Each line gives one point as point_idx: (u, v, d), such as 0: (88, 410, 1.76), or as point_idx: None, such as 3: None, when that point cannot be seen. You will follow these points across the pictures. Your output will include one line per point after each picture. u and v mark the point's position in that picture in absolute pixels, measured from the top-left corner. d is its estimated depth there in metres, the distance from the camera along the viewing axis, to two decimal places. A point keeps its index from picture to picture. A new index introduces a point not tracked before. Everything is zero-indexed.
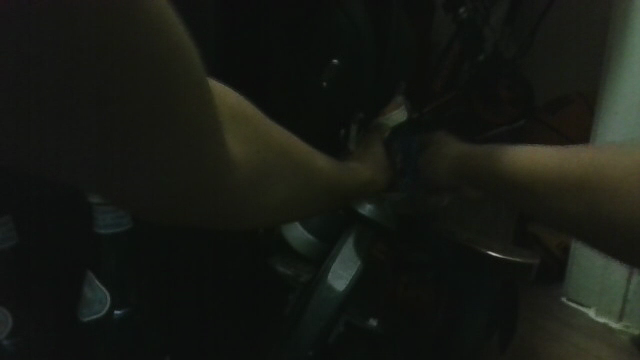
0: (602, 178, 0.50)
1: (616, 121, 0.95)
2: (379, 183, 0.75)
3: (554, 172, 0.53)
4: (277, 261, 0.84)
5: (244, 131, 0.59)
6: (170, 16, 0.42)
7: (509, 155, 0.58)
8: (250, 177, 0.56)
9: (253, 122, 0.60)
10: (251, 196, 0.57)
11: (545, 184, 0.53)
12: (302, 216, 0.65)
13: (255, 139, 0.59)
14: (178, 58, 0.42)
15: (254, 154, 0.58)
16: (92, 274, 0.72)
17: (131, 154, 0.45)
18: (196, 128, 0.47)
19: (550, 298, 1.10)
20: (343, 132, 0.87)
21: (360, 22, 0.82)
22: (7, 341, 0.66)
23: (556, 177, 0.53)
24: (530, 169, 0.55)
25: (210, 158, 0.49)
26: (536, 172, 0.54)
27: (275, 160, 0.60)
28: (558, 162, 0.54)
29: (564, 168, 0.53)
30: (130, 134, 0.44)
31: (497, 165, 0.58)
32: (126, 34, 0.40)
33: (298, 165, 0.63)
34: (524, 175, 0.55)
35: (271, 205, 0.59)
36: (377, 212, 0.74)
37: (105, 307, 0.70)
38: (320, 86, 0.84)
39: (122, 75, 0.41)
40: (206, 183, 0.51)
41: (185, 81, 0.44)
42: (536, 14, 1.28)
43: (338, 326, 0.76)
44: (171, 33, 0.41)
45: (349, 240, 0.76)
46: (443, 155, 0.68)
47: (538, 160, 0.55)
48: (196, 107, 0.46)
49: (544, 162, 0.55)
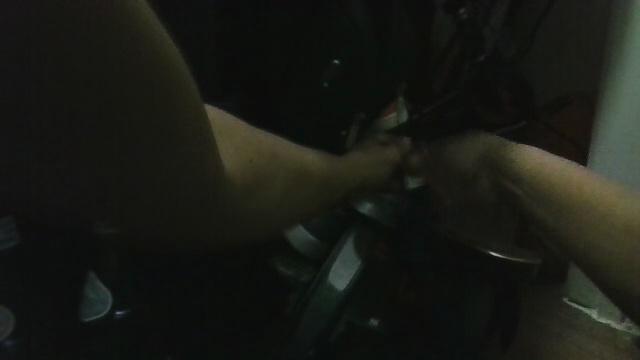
0: (625, 221, 0.63)
1: (618, 120, 0.94)
2: (379, 176, 0.79)
3: (587, 188, 0.67)
4: (278, 260, 0.87)
5: (242, 149, 0.62)
6: (162, 31, 0.42)
7: (540, 162, 0.71)
8: (245, 183, 0.59)
9: (240, 135, 0.64)
10: (246, 209, 0.59)
11: (587, 201, 0.66)
12: (300, 215, 0.67)
13: (245, 149, 0.62)
14: (164, 66, 0.42)
15: (255, 167, 0.61)
16: (93, 274, 0.68)
17: (126, 154, 0.45)
18: (199, 139, 0.48)
19: (551, 298, 1.09)
20: (344, 134, 0.86)
21: (360, 21, 0.80)
22: (8, 342, 0.62)
23: (607, 205, 0.65)
24: (559, 183, 0.69)
25: (205, 161, 0.50)
26: (574, 182, 0.68)
27: (274, 169, 0.63)
28: (590, 186, 0.67)
29: (604, 197, 0.65)
30: (122, 134, 0.44)
31: (537, 167, 0.71)
32: (124, 53, 0.40)
33: (295, 172, 0.66)
34: (549, 184, 0.70)
35: (267, 208, 0.61)
36: (376, 211, 0.76)
37: (106, 307, 0.65)
38: (321, 87, 0.83)
39: (111, 79, 0.41)
40: (205, 186, 0.52)
41: (174, 88, 0.43)
42: (536, 14, 1.29)
43: (339, 326, 0.75)
44: (154, 41, 0.41)
45: (349, 241, 0.74)
46: (465, 157, 0.76)
47: (567, 177, 0.69)
48: (185, 114, 0.46)
49: (582, 180, 0.68)
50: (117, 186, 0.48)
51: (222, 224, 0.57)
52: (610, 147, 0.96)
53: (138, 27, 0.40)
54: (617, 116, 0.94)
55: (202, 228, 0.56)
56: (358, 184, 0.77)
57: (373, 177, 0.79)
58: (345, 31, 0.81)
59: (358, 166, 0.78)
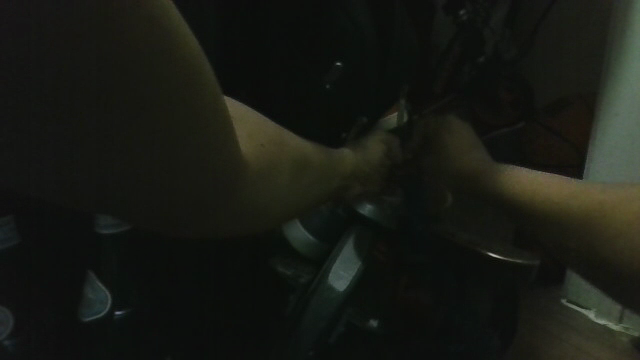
0: (584, 203, 0.54)
1: (617, 121, 0.95)
2: (373, 176, 0.77)
3: (546, 197, 0.57)
4: (277, 262, 0.87)
5: (257, 135, 0.62)
6: (173, 19, 0.43)
7: (515, 173, 0.62)
8: (259, 174, 0.59)
9: (253, 120, 0.63)
10: (250, 205, 0.58)
11: (543, 208, 0.57)
12: (300, 209, 0.67)
13: (259, 137, 0.62)
14: (171, 51, 0.43)
15: (263, 157, 0.60)
16: (94, 275, 0.71)
17: (131, 155, 0.45)
18: (204, 131, 0.48)
19: (549, 300, 1.10)
20: (345, 136, 0.91)
21: (361, 21, 0.82)
22: (7, 342, 0.64)
23: (563, 212, 0.55)
24: (529, 192, 0.59)
25: (214, 152, 0.50)
26: (537, 194, 0.58)
27: (282, 160, 0.63)
28: (579, 191, 0.56)
29: (555, 196, 0.57)
30: (123, 132, 0.44)
31: (516, 181, 0.61)
32: (132, 44, 0.40)
33: (298, 164, 0.65)
34: (529, 200, 0.58)
35: (274, 201, 0.61)
36: (377, 213, 0.75)
37: (105, 308, 0.69)
38: (323, 87, 0.84)
39: (113, 71, 0.40)
40: (210, 180, 0.52)
41: (180, 76, 0.44)
42: (536, 15, 1.29)
43: (339, 326, 0.75)
44: (162, 24, 0.42)
45: (349, 240, 0.75)
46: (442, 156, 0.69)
47: (531, 180, 0.60)
48: (193, 104, 0.46)
49: (545, 187, 0.58)
50: (118, 188, 0.47)
51: (227, 220, 0.57)
52: (612, 153, 0.96)
53: (141, 16, 0.40)
54: (618, 122, 0.95)
55: (204, 226, 0.56)
56: (350, 177, 0.74)
57: (366, 166, 0.77)
58: (347, 33, 0.82)
59: (347, 167, 0.73)
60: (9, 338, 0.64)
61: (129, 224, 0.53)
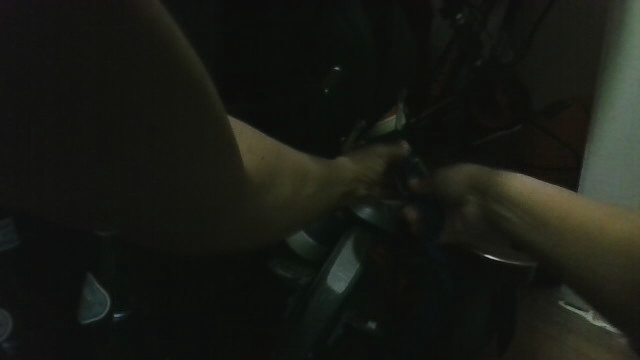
0: (621, 231, 0.58)
1: (617, 125, 0.92)
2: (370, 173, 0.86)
3: (572, 219, 0.62)
4: (277, 264, 0.87)
5: (260, 151, 0.66)
6: (165, 20, 0.42)
7: (536, 192, 0.68)
8: (261, 186, 0.63)
9: (252, 137, 0.68)
10: (254, 213, 0.62)
11: (569, 228, 0.62)
12: (302, 213, 0.69)
13: (258, 152, 0.66)
14: (162, 52, 0.43)
15: (265, 173, 0.64)
16: (93, 276, 0.67)
17: (127, 145, 0.47)
18: (198, 130, 0.49)
19: (547, 300, 1.11)
20: (343, 139, 0.92)
21: (359, 22, 0.83)
22: (7, 344, 0.62)
23: (584, 224, 0.61)
24: (546, 206, 0.65)
25: (211, 150, 0.52)
26: (560, 213, 0.64)
27: (286, 173, 0.67)
28: (614, 220, 0.60)
29: (588, 219, 0.61)
30: (115, 120, 0.45)
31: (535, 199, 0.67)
32: (112, 38, 0.40)
33: (298, 179, 0.70)
34: (545, 214, 0.65)
35: (281, 206, 0.65)
36: (376, 218, 0.76)
37: (104, 309, 0.64)
38: (321, 92, 0.85)
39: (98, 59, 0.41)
40: (204, 178, 0.53)
41: (170, 72, 0.44)
42: (535, 16, 1.30)
43: (338, 328, 0.71)
44: (151, 24, 0.41)
45: (349, 241, 0.75)
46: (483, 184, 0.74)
47: (556, 201, 0.65)
48: (190, 101, 0.47)
49: (571, 209, 0.64)
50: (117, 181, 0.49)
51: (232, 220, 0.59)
52: (613, 155, 0.93)
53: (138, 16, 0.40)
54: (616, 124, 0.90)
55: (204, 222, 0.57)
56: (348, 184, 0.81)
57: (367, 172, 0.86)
58: (346, 37, 0.83)
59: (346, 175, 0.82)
60: (7, 341, 0.62)
61: (128, 221, 0.53)
